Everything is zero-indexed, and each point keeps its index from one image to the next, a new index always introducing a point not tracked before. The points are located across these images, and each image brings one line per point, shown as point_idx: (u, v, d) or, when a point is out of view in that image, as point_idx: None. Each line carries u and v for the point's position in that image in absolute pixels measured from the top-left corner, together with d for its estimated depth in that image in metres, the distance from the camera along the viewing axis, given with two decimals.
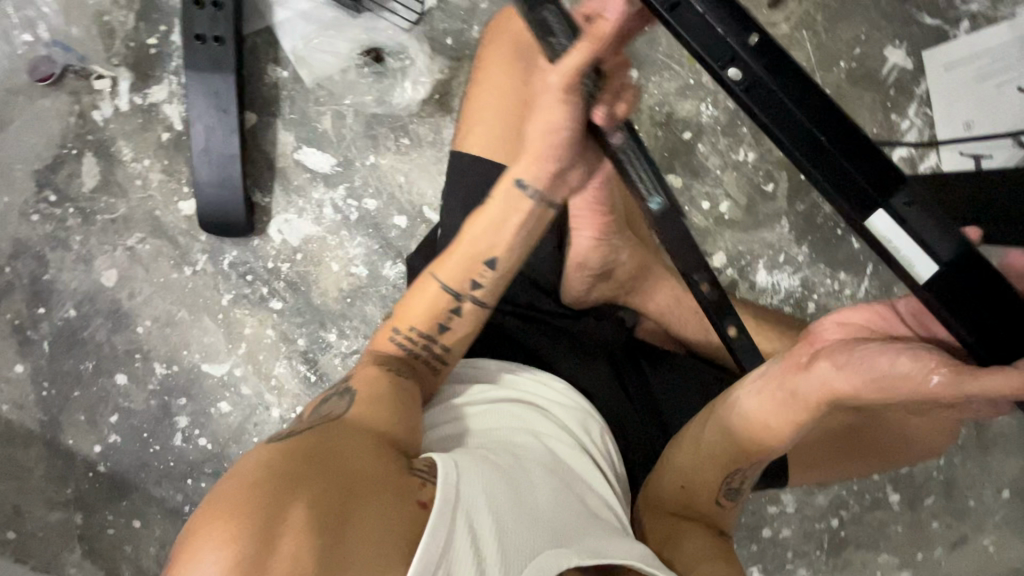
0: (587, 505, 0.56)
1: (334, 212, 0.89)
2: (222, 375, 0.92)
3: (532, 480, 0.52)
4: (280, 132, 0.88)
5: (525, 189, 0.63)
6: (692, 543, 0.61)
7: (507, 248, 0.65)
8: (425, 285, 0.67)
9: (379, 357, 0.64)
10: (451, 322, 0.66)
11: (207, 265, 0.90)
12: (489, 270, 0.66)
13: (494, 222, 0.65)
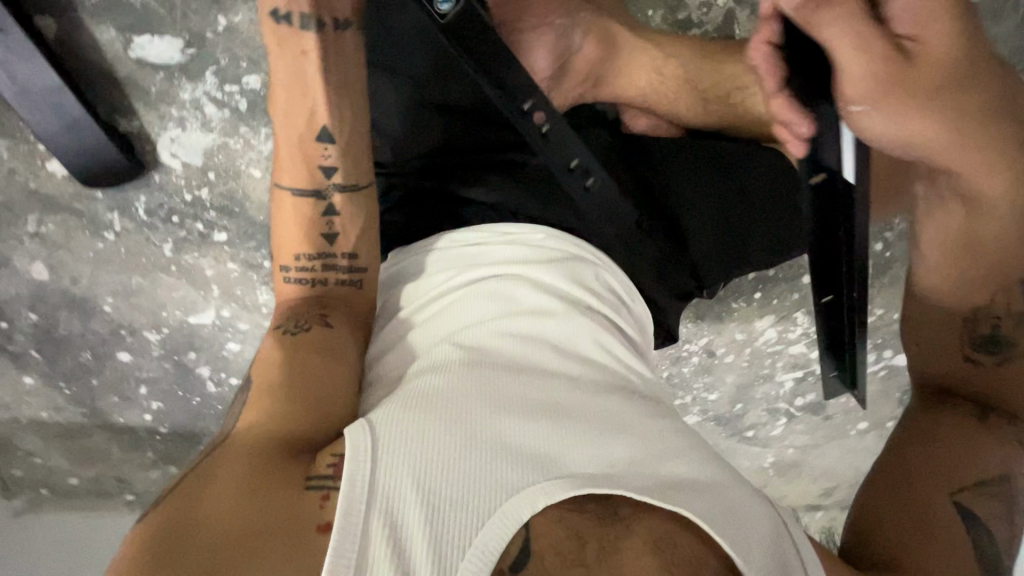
0: (573, 402, 0.45)
1: (218, 109, 0.71)
2: (213, 321, 0.87)
3: (489, 408, 0.42)
4: (97, 31, 0.66)
5: (291, 25, 0.50)
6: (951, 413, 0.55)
7: (331, 111, 0.53)
8: (280, 203, 0.55)
9: (282, 309, 0.54)
10: (335, 227, 0.55)
11: (125, 221, 0.78)
12: (329, 145, 0.54)
13: (294, 81, 0.52)
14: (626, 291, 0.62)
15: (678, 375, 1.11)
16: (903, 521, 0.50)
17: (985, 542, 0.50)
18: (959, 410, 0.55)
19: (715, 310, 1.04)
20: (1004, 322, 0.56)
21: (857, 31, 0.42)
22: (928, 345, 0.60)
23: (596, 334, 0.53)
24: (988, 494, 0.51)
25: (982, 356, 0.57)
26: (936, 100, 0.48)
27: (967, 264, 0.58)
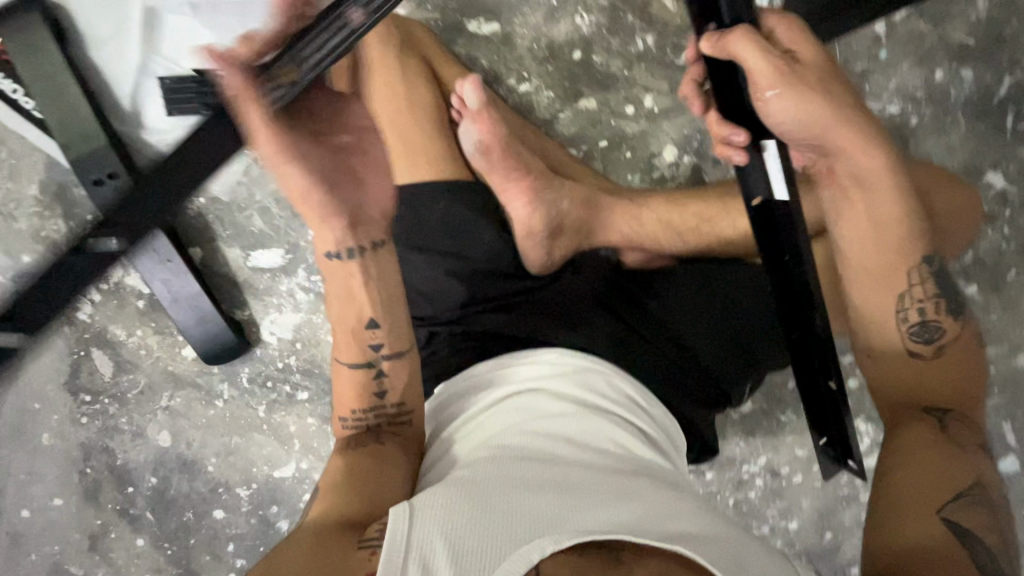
0: (583, 478, 0.51)
1: (305, 293, 0.93)
2: (293, 473, 0.99)
3: (508, 482, 0.50)
4: (227, 252, 0.92)
5: (339, 257, 0.65)
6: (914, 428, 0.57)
7: (376, 305, 0.66)
8: (339, 371, 0.68)
9: (341, 446, 0.65)
10: (384, 384, 0.66)
11: (232, 390, 0.97)
12: (377, 329, 0.66)
13: (345, 292, 0.66)
14: (640, 394, 0.68)
15: (747, 502, 1.05)
16: (915, 539, 0.47)
17: (985, 555, 0.47)
18: (920, 421, 0.57)
19: (764, 425, 1.03)
20: (925, 306, 0.61)
21: (755, 41, 0.54)
22: (879, 360, 0.63)
23: (606, 428, 0.60)
24: (973, 502, 0.50)
25: (920, 345, 0.61)
26: (825, 92, 0.54)
27: (885, 268, 0.61)
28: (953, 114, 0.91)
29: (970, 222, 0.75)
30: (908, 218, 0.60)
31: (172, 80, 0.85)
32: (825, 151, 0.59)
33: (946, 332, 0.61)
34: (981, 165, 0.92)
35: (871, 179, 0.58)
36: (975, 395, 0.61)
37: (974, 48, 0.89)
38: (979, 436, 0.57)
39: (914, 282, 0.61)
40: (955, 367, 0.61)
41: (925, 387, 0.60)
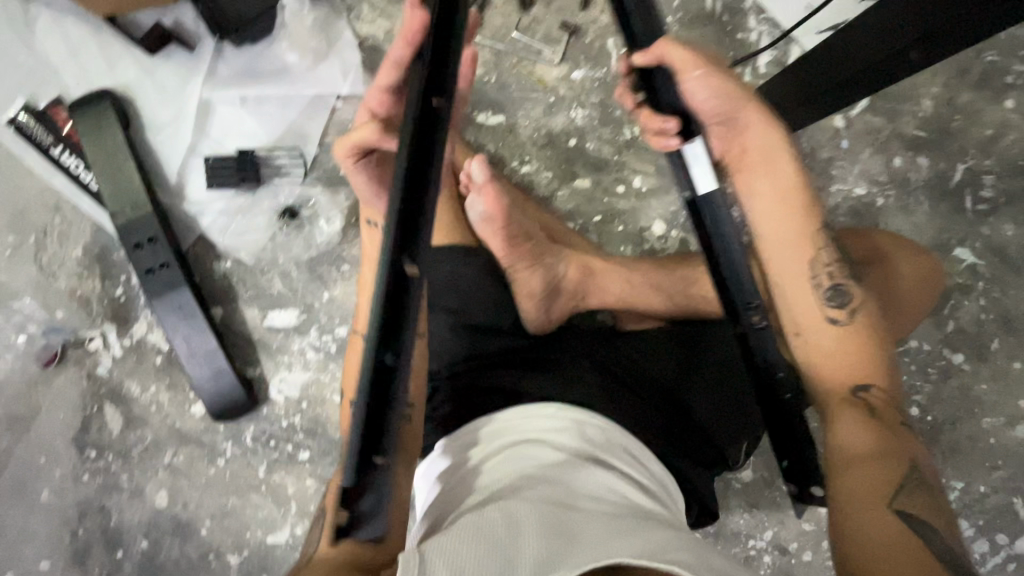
0: (585, 522, 0.53)
1: (316, 352, 0.98)
2: (287, 539, 0.97)
3: (512, 524, 0.52)
4: (246, 311, 0.98)
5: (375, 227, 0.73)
6: (848, 423, 0.65)
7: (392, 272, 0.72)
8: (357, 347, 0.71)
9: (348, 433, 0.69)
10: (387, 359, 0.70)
11: (235, 448, 0.98)
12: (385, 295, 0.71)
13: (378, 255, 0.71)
14: (637, 448, 0.69)
15: None
16: (881, 539, 0.55)
17: (934, 537, 0.56)
18: (851, 408, 0.66)
19: (768, 496, 1.01)
20: (831, 272, 0.71)
21: (676, 41, 0.66)
22: (807, 335, 0.70)
23: (607, 479, 0.61)
24: (916, 492, 0.59)
25: (835, 310, 0.70)
26: (729, 79, 0.68)
27: (795, 240, 0.72)
28: (915, 196, 1.00)
29: (929, 300, 0.81)
30: (804, 195, 0.73)
31: (215, 159, 0.96)
32: (732, 131, 0.72)
33: (852, 297, 0.71)
34: (947, 241, 1.00)
35: (773, 156, 0.72)
36: (881, 359, 0.70)
37: (926, 140, 1.01)
38: (895, 411, 0.67)
39: (819, 249, 0.72)
40: (862, 329, 0.70)
41: (846, 361, 0.69)
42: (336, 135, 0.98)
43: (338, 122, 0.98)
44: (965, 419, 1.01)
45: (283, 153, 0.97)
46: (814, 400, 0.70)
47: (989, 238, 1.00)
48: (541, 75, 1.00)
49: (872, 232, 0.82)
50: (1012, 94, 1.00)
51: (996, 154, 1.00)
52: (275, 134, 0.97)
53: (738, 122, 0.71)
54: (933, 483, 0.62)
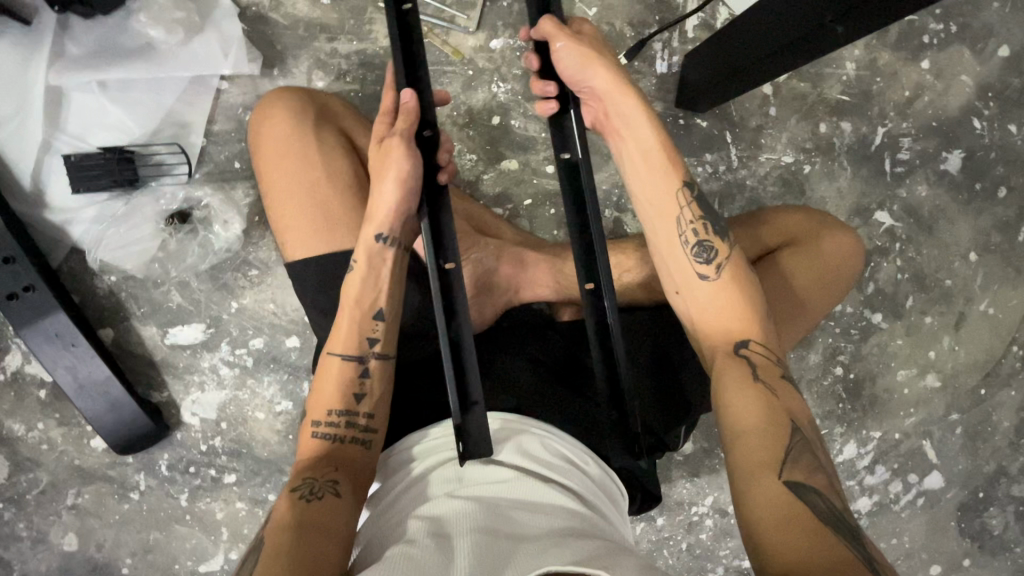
0: (520, 536, 0.52)
1: (230, 368, 0.89)
2: (222, 566, 0.92)
3: (442, 546, 0.50)
4: (141, 330, 0.87)
5: (384, 241, 0.64)
6: (731, 382, 0.57)
7: (389, 297, 0.65)
8: (326, 364, 0.64)
9: (311, 458, 0.60)
10: (365, 388, 0.63)
11: (149, 480, 0.90)
12: (379, 322, 0.64)
13: (368, 277, 0.65)
14: (576, 454, 0.67)
15: (699, 544, 1.05)
16: (768, 510, 0.48)
17: (824, 504, 0.49)
18: (736, 368, 0.58)
19: (708, 464, 1.04)
20: (697, 228, 0.65)
21: (548, 18, 0.66)
22: (686, 294, 0.64)
23: (542, 488, 0.59)
24: (805, 459, 0.52)
25: (703, 266, 0.63)
26: (597, 49, 0.66)
27: (654, 203, 0.66)
28: (840, 161, 1.01)
29: (850, 278, 0.78)
30: (665, 153, 0.66)
31: (79, 157, 0.81)
32: (595, 97, 0.67)
33: (720, 251, 0.64)
34: (869, 205, 1.02)
35: (628, 116, 0.66)
36: (764, 315, 0.62)
37: (850, 104, 1.00)
38: (780, 369, 0.59)
39: (683, 206, 0.65)
40: (736, 283, 0.62)
41: (725, 319, 0.61)
42: (225, 122, 0.86)
43: (226, 107, 0.86)
44: (883, 373, 1.07)
45: (161, 147, 0.84)
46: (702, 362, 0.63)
47: (906, 200, 1.03)
48: (456, 45, 0.90)
49: (788, 211, 0.81)
50: (928, 54, 1.01)
51: (913, 116, 1.01)
52: (150, 124, 0.84)
53: (594, 89, 0.66)
54: (820, 448, 0.54)
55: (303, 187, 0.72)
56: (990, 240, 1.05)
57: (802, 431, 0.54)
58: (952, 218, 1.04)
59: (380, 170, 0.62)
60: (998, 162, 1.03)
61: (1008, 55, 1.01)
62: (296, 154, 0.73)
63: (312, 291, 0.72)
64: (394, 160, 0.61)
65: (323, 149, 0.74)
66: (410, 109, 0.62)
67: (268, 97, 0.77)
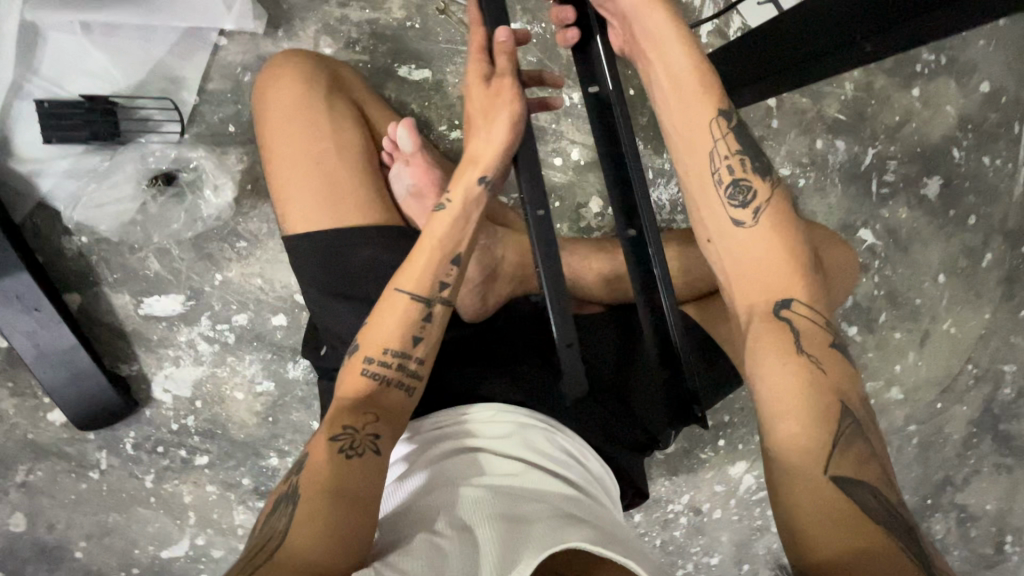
0: (538, 518, 0.51)
1: (209, 345, 0.84)
2: (187, 552, 0.87)
3: (467, 534, 0.49)
4: (113, 297, 0.81)
5: (484, 183, 0.61)
6: (773, 361, 0.54)
7: (468, 243, 0.61)
8: (389, 298, 0.59)
9: (359, 398, 0.55)
10: (424, 333, 0.58)
11: (110, 459, 0.84)
12: (456, 268, 0.60)
13: (458, 220, 0.61)
14: (581, 449, 0.67)
15: (672, 540, 1.08)
16: (815, 511, 0.47)
17: (870, 499, 0.48)
18: (780, 342, 0.55)
19: (686, 463, 1.07)
20: (732, 165, 0.61)
21: None
22: (720, 242, 0.60)
23: (554, 483, 0.59)
24: (854, 450, 0.50)
25: (738, 208, 0.60)
26: None
27: (686, 136, 0.62)
28: (830, 178, 1.05)
29: (852, 278, 0.80)
30: (699, 76, 0.62)
31: (53, 104, 0.74)
32: (620, 15, 0.64)
33: (757, 191, 0.60)
34: (853, 222, 1.07)
35: (659, 35, 0.62)
36: (805, 266, 0.58)
37: (845, 123, 1.04)
38: (827, 333, 0.56)
39: (717, 137, 0.61)
40: (774, 229, 0.59)
41: (765, 272, 0.58)
42: (221, 81, 0.80)
43: (223, 66, 0.80)
44: None
45: (149, 101, 0.78)
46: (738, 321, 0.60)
47: (887, 221, 1.08)
48: None
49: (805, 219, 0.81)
50: (918, 82, 1.05)
51: (900, 141, 1.06)
52: (135, 76, 0.77)
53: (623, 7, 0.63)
54: (871, 431, 0.52)
55: (310, 154, 0.68)
56: (959, 264, 1.11)
57: (852, 414, 0.52)
58: (927, 241, 1.10)
59: (489, 109, 0.60)
60: (970, 192, 1.09)
61: (989, 91, 1.07)
62: (306, 118, 0.69)
63: (314, 263, 0.68)
64: (506, 101, 0.59)
65: (337, 118, 0.71)
66: (507, 48, 0.59)
67: (278, 58, 0.73)
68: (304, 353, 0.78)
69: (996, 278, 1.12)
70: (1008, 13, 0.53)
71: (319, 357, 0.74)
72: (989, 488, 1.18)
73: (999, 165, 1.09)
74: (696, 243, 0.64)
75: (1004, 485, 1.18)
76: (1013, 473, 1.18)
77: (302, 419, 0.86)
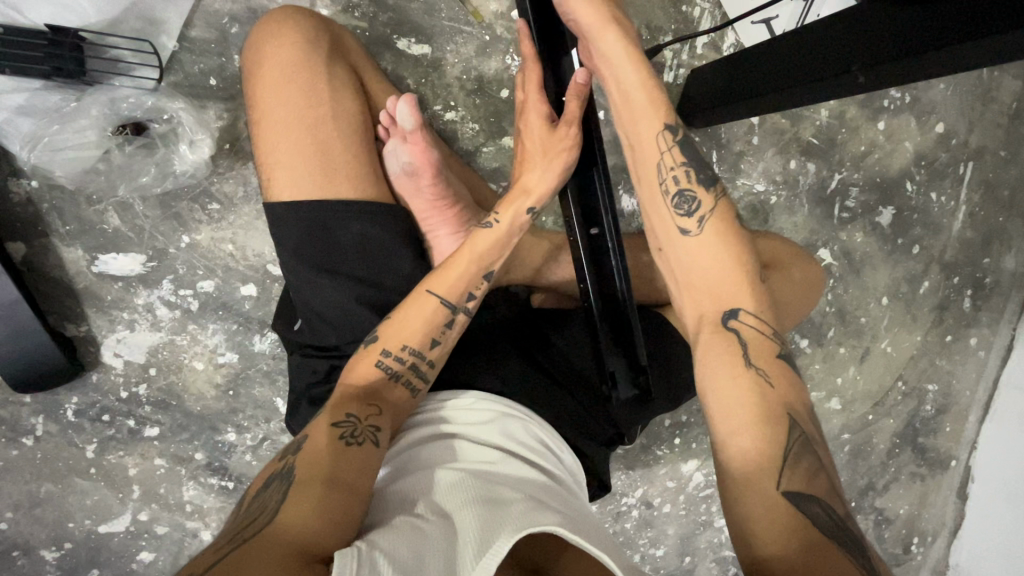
0: (513, 499, 0.51)
1: (169, 310, 0.79)
2: (127, 527, 0.82)
3: (447, 519, 0.48)
4: (64, 251, 0.75)
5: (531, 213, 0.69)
6: (723, 370, 0.55)
7: (497, 259, 0.67)
8: (419, 299, 0.62)
9: (370, 389, 0.58)
10: (444, 337, 0.62)
11: (48, 425, 0.78)
12: (485, 284, 0.66)
13: (503, 240, 0.67)
14: (552, 439, 0.67)
15: (623, 532, 1.12)
16: (765, 521, 0.47)
17: (822, 514, 0.48)
18: (731, 351, 0.56)
19: (643, 459, 1.11)
20: (678, 175, 0.62)
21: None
22: (669, 250, 0.63)
23: (528, 470, 0.59)
24: (804, 463, 0.50)
25: (684, 219, 0.62)
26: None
27: (636, 150, 0.65)
28: (799, 198, 1.12)
29: (814, 291, 0.83)
30: (647, 93, 0.63)
31: (9, 29, 0.67)
32: (580, 33, 0.65)
33: (702, 201, 0.62)
34: (814, 242, 1.14)
35: (613, 58, 0.63)
36: (754, 273, 0.60)
37: (818, 148, 1.11)
38: (773, 342, 0.57)
39: (663, 151, 0.63)
40: (718, 237, 0.60)
41: (715, 283, 0.59)
42: (205, 30, 0.75)
43: (209, 13, 0.75)
44: None
45: (122, 41, 0.72)
46: (688, 330, 0.62)
47: (845, 243, 1.16)
48: (477, 6, 0.83)
49: (772, 237, 0.84)
50: (885, 116, 1.13)
51: (863, 169, 1.13)
52: (109, 12, 0.72)
53: (581, 27, 0.64)
54: (819, 443, 0.53)
55: (303, 116, 0.65)
56: (901, 289, 1.20)
57: (802, 428, 0.53)
58: (877, 265, 1.18)
59: (552, 147, 0.67)
60: (917, 223, 1.18)
61: (942, 131, 1.15)
62: (303, 80, 0.66)
63: (296, 231, 0.65)
64: (567, 139, 0.67)
65: (336, 83, 0.68)
66: (586, 91, 0.67)
67: (275, 12, 0.69)
68: (275, 326, 0.74)
69: (930, 304, 1.22)
70: (968, 69, 0.56)
71: (291, 330, 0.71)
72: (905, 494, 1.29)
73: (944, 201, 1.18)
74: (649, 251, 0.66)
75: (917, 492, 1.29)
76: (926, 482, 1.29)
77: (264, 395, 0.82)
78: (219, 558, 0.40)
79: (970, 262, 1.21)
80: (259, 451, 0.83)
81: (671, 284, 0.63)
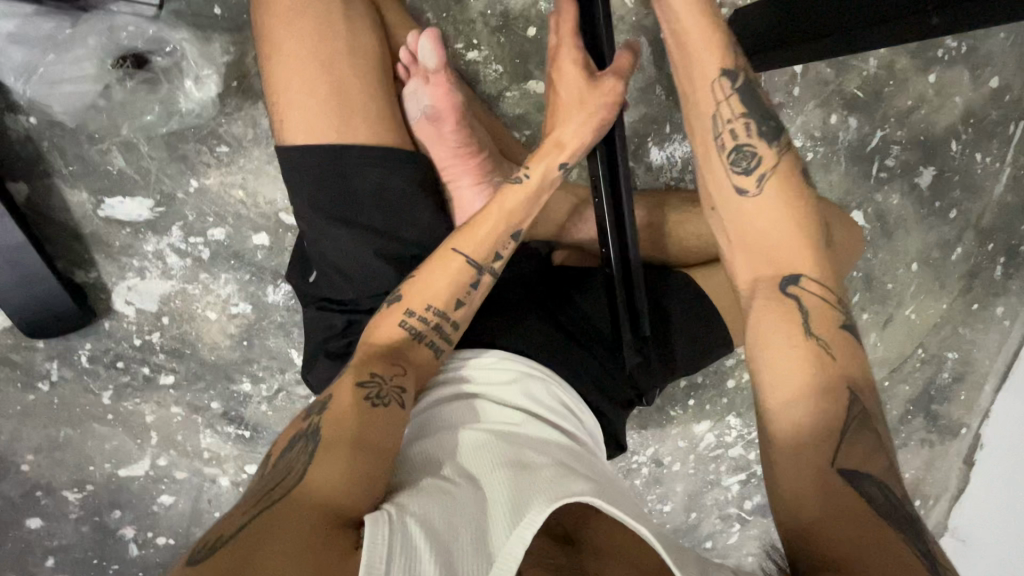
0: (548, 465, 0.50)
1: (180, 259, 0.76)
2: (147, 472, 0.83)
3: (475, 483, 0.47)
4: (68, 193, 0.72)
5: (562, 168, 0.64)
6: (778, 337, 0.52)
7: (525, 216, 0.63)
8: (444, 257, 0.60)
9: (393, 350, 0.56)
10: (469, 297, 0.60)
11: (63, 370, 0.77)
12: (513, 242, 0.62)
13: (532, 195, 0.63)
14: (575, 403, 0.65)
15: (631, 487, 1.14)
16: (818, 498, 0.46)
17: (876, 492, 0.46)
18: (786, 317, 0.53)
19: (656, 418, 1.10)
20: (736, 128, 0.58)
21: None
22: (721, 210, 0.58)
23: (555, 434, 0.57)
24: (860, 442, 0.48)
25: (742, 177, 0.57)
26: None
27: (689, 101, 0.59)
28: (836, 155, 1.06)
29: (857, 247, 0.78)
30: (707, 37, 0.57)
31: None
32: None
33: (762, 158, 0.57)
34: (847, 203, 1.09)
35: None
36: (816, 237, 0.56)
37: (861, 101, 1.04)
38: (837, 310, 0.54)
39: (722, 99, 0.58)
40: (778, 197, 0.56)
41: (772, 245, 0.56)
42: None
43: None
44: None
45: None
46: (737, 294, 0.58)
47: (879, 205, 1.10)
48: None
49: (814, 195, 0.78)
50: (936, 68, 1.04)
51: (907, 126, 1.07)
52: None
53: None
54: (878, 420, 0.51)
55: (316, 51, 0.60)
56: (932, 255, 1.16)
57: (860, 402, 0.50)
58: (910, 228, 1.13)
59: (585, 96, 0.62)
60: (957, 185, 1.12)
61: (996, 87, 1.07)
62: (316, 9, 0.60)
63: (310, 178, 0.61)
64: (604, 89, 0.62)
65: (353, 15, 0.62)
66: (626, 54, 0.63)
67: None
68: (289, 277, 0.72)
69: (960, 271, 1.17)
70: None
71: (307, 283, 0.68)
72: (912, 459, 1.29)
73: (989, 162, 1.11)
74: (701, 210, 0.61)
75: (925, 457, 1.29)
76: (935, 448, 1.29)
77: (279, 347, 0.80)
78: (246, 521, 0.39)
79: (1007, 228, 1.16)
80: (274, 402, 0.82)
81: (721, 244, 0.59)
